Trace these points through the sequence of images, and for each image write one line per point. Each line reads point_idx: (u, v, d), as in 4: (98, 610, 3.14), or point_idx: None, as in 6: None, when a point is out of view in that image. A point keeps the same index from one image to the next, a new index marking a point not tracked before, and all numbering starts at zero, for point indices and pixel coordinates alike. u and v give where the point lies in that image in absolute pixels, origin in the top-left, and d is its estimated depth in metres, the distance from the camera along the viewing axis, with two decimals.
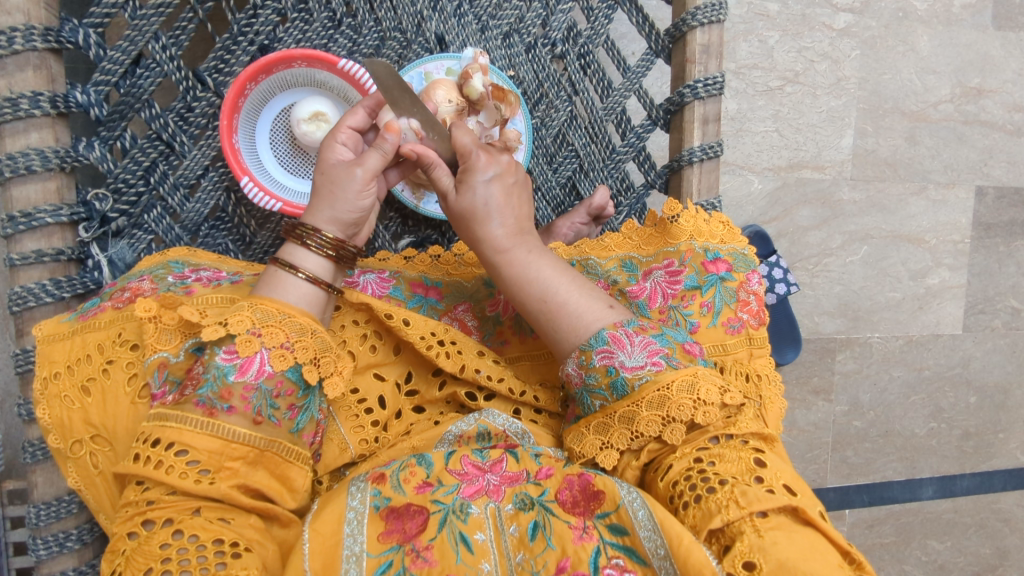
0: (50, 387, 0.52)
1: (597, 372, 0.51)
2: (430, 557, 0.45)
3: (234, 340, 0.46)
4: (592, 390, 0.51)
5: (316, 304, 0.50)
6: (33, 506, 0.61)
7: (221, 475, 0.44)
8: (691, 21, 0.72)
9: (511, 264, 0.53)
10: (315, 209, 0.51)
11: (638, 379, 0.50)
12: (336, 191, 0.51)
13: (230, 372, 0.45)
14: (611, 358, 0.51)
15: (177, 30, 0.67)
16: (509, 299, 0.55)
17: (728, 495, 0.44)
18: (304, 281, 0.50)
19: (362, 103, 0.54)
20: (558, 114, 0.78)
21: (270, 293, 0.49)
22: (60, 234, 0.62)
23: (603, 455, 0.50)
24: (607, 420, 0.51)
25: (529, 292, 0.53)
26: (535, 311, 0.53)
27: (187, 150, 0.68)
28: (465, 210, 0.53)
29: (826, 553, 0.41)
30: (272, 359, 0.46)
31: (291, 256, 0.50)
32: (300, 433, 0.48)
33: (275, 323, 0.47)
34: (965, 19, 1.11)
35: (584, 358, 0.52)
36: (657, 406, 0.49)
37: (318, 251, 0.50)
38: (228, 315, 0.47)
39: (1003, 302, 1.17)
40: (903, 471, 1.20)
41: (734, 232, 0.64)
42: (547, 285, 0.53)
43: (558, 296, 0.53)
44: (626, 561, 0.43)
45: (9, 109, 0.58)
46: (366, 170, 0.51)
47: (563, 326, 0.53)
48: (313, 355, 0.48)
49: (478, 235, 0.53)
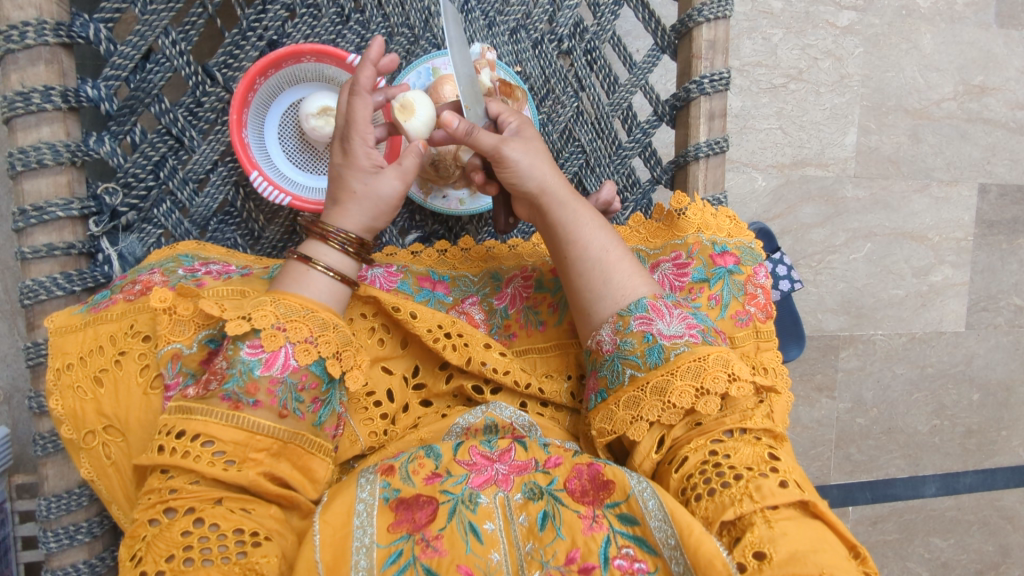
0: (63, 378, 0.53)
1: (634, 337, 0.52)
2: (440, 546, 0.45)
3: (259, 334, 0.46)
4: (625, 356, 0.52)
5: (339, 299, 0.51)
6: (44, 498, 0.61)
7: (247, 465, 0.44)
8: (697, 17, 0.73)
9: (570, 212, 0.55)
10: (345, 206, 0.51)
11: (676, 349, 0.51)
12: (381, 201, 0.52)
13: (255, 367, 0.45)
14: (649, 325, 0.52)
15: (187, 25, 0.67)
16: (563, 245, 0.55)
17: (742, 489, 0.44)
18: (324, 275, 0.50)
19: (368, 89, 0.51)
20: (564, 110, 0.78)
21: (292, 287, 0.49)
22: (71, 228, 0.62)
23: (633, 429, 0.51)
24: (639, 392, 0.51)
25: (589, 240, 0.55)
26: (592, 262, 0.54)
27: (196, 145, 0.69)
28: (532, 153, 0.54)
29: (834, 545, 0.42)
30: (297, 353, 0.46)
31: (323, 258, 0.51)
32: (322, 426, 0.49)
33: (298, 319, 0.47)
34: (969, 17, 1.12)
35: (622, 323, 0.53)
36: (692, 376, 0.50)
37: (349, 252, 0.51)
38: (251, 310, 0.47)
39: (1006, 300, 1.18)
40: (906, 469, 1.20)
41: (741, 227, 0.65)
42: (602, 240, 0.55)
43: (613, 248, 0.55)
44: (636, 551, 0.44)
45: (21, 104, 0.59)
46: (406, 180, 0.52)
47: (617, 281, 0.54)
48: (336, 349, 0.48)
49: (544, 179, 0.55)
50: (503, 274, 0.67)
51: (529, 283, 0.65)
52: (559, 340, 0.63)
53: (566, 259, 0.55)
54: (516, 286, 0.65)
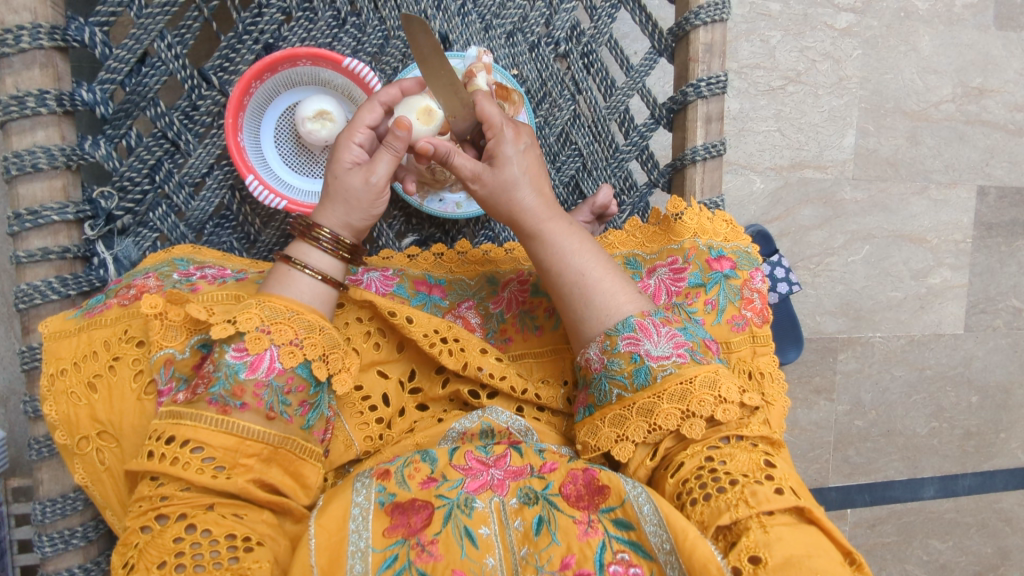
0: (57, 384, 0.53)
1: (621, 358, 0.52)
2: (436, 551, 0.45)
3: (244, 337, 0.46)
4: (612, 376, 0.52)
5: (327, 302, 0.51)
6: (39, 503, 0.61)
7: (237, 471, 0.44)
8: (694, 20, 0.72)
9: (548, 237, 0.54)
10: (331, 207, 0.51)
11: (662, 370, 0.51)
12: (355, 196, 0.51)
13: (241, 370, 0.45)
14: (637, 346, 0.52)
15: (181, 29, 0.67)
16: (543, 272, 0.55)
17: (737, 495, 0.44)
18: (313, 279, 0.50)
19: (378, 98, 0.53)
20: (561, 113, 0.78)
21: (280, 290, 0.49)
22: (66, 232, 0.62)
23: (618, 448, 0.51)
24: (625, 412, 0.51)
25: (566, 265, 0.54)
26: (570, 286, 0.54)
27: (192, 149, 0.69)
28: (504, 182, 0.53)
29: (829, 551, 0.42)
30: (283, 356, 0.46)
31: (303, 256, 0.51)
32: (311, 430, 0.49)
33: (284, 321, 0.47)
34: (968, 19, 1.11)
35: (609, 343, 0.52)
36: (677, 400, 0.50)
37: (327, 250, 0.51)
38: (237, 313, 0.47)
39: (1005, 302, 1.17)
40: (904, 471, 1.20)
41: (737, 231, 0.65)
42: (583, 262, 0.54)
43: (593, 267, 0.54)
44: (632, 556, 0.44)
45: (15, 108, 0.59)
46: (382, 177, 0.51)
47: (598, 301, 0.54)
48: (322, 351, 0.48)
49: (518, 206, 0.54)
50: (500, 278, 0.66)
51: (525, 287, 0.65)
52: (555, 343, 0.63)
53: (547, 282, 0.55)
54: (513, 290, 0.65)
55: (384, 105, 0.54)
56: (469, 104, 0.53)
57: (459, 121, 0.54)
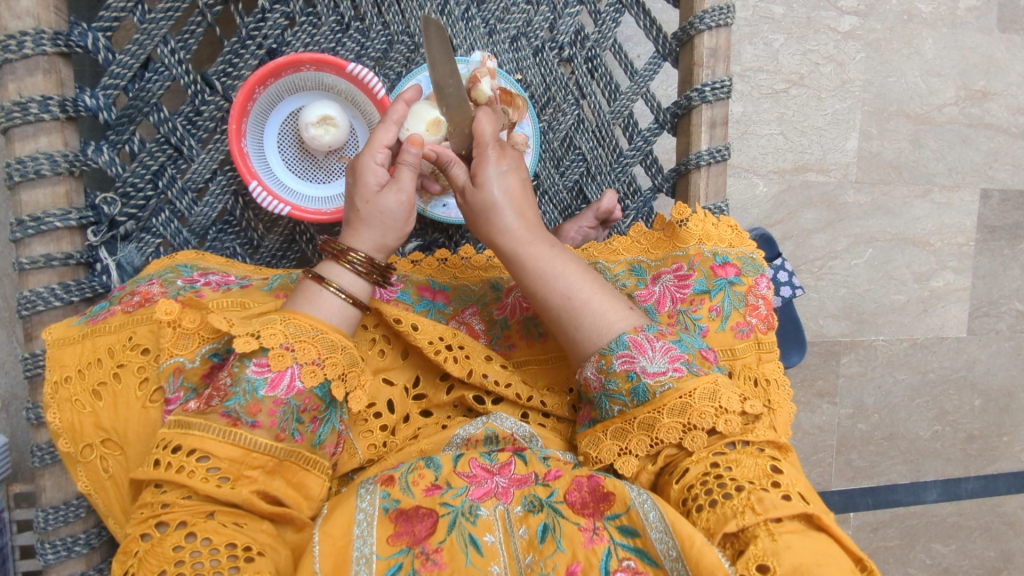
0: (61, 391, 0.52)
1: (618, 376, 0.51)
2: (440, 560, 0.45)
3: (266, 353, 0.46)
4: (611, 395, 0.52)
5: (348, 320, 0.50)
6: (42, 510, 0.61)
7: (242, 482, 0.44)
8: (699, 25, 0.72)
9: (531, 259, 0.53)
10: (360, 230, 0.51)
11: (660, 387, 0.50)
12: (389, 219, 0.51)
13: (260, 387, 0.45)
14: (632, 363, 0.51)
15: (185, 34, 0.67)
16: (530, 295, 0.54)
17: (743, 501, 0.44)
18: (336, 297, 0.50)
19: (394, 118, 0.52)
20: (566, 118, 0.78)
21: (302, 306, 0.49)
22: (69, 238, 0.62)
23: (621, 462, 0.51)
24: (627, 425, 0.51)
25: (552, 288, 0.53)
26: (559, 308, 0.53)
27: (195, 154, 0.68)
28: (484, 203, 0.53)
29: (838, 558, 0.41)
30: (303, 374, 0.46)
31: (335, 277, 0.50)
32: (321, 445, 0.48)
33: (307, 339, 0.47)
34: (971, 21, 1.11)
35: (605, 362, 0.52)
36: (678, 413, 0.49)
37: (360, 273, 0.50)
38: (260, 328, 0.47)
39: (1008, 305, 1.17)
40: (907, 475, 1.19)
41: (743, 236, 0.64)
42: (569, 283, 0.53)
43: (580, 289, 0.53)
44: (638, 563, 0.43)
45: (18, 114, 0.58)
46: (407, 195, 0.51)
47: (589, 322, 0.53)
48: (341, 370, 0.48)
49: (498, 227, 0.53)
50: (504, 285, 0.67)
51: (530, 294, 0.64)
52: (559, 350, 0.63)
53: (534, 305, 0.54)
54: (516, 297, 0.64)
55: (399, 124, 0.52)
56: (466, 120, 0.54)
57: (456, 135, 0.55)
